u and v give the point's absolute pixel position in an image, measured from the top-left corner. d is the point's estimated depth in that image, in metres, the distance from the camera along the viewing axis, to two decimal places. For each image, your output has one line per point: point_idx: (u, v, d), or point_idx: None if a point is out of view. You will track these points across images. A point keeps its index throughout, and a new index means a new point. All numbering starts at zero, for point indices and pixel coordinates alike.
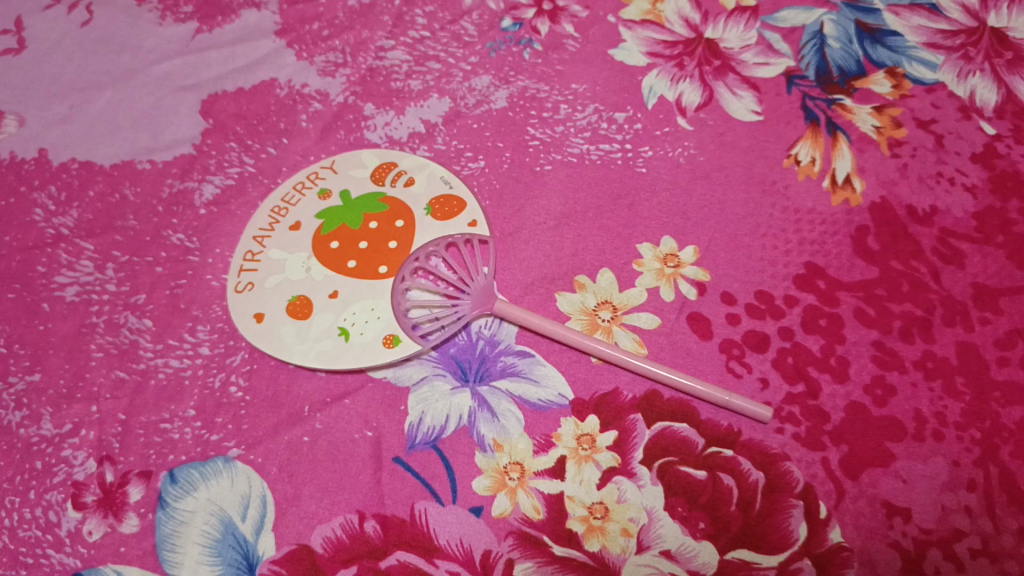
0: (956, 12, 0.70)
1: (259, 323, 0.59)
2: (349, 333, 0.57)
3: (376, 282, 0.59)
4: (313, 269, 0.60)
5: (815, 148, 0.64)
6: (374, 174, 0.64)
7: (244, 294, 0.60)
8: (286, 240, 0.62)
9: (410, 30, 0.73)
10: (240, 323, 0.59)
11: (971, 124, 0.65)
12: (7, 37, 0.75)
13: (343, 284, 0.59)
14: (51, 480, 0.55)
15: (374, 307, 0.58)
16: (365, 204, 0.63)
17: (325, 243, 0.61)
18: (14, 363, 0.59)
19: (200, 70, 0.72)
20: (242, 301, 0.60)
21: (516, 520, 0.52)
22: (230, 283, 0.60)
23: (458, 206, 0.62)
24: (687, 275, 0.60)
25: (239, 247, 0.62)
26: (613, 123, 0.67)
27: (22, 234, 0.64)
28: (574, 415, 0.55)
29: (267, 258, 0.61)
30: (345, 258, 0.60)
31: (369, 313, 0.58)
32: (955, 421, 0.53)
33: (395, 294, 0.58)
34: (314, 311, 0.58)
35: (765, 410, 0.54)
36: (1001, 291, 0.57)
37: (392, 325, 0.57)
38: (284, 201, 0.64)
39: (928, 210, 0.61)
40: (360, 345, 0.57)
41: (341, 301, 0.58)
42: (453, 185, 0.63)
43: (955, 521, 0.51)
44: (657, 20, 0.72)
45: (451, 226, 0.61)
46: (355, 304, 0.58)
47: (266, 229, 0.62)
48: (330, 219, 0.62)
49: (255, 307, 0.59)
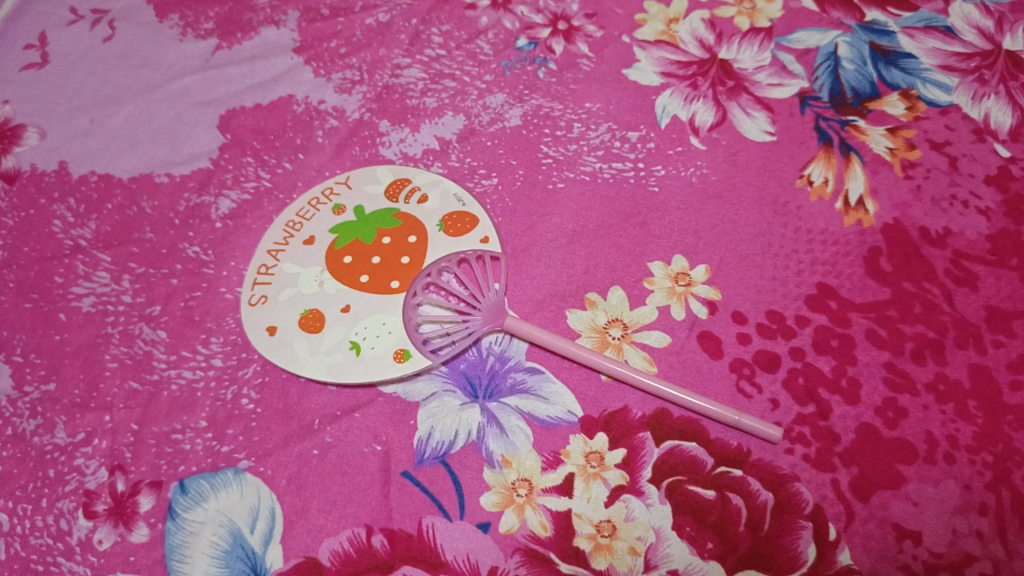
0: (971, 35, 0.71)
1: (272, 336, 0.59)
2: (360, 347, 0.58)
3: (388, 297, 0.59)
4: (326, 283, 0.60)
5: (828, 169, 0.65)
6: (389, 190, 0.65)
7: (258, 307, 0.60)
8: (300, 254, 0.62)
9: (426, 48, 0.74)
10: (253, 336, 0.59)
11: (986, 146, 0.65)
12: (31, 52, 0.76)
13: (356, 298, 0.60)
14: (63, 488, 0.55)
15: (385, 322, 0.58)
16: (378, 220, 0.63)
17: (338, 257, 0.62)
18: (30, 373, 0.60)
19: (220, 86, 0.73)
20: (255, 314, 0.60)
21: (523, 536, 0.52)
22: (244, 296, 0.61)
23: (470, 223, 0.62)
24: (698, 293, 0.60)
25: (254, 260, 0.63)
26: (626, 142, 0.67)
27: (41, 245, 0.65)
28: (583, 433, 0.55)
29: (281, 271, 0.61)
30: (358, 273, 0.61)
31: (380, 328, 0.58)
32: (967, 444, 0.53)
33: (407, 309, 0.59)
34: (326, 324, 0.59)
35: (775, 430, 0.53)
36: (1015, 314, 0.57)
37: (403, 339, 0.58)
38: (299, 215, 0.64)
39: (941, 231, 0.61)
40: (371, 359, 0.57)
41: (353, 314, 0.59)
42: (466, 202, 0.63)
43: (966, 545, 0.50)
44: (672, 40, 0.73)
45: (463, 242, 0.61)
46: (367, 318, 0.59)
47: (280, 242, 0.63)
48: (344, 234, 0.63)
49: (267, 320, 0.60)
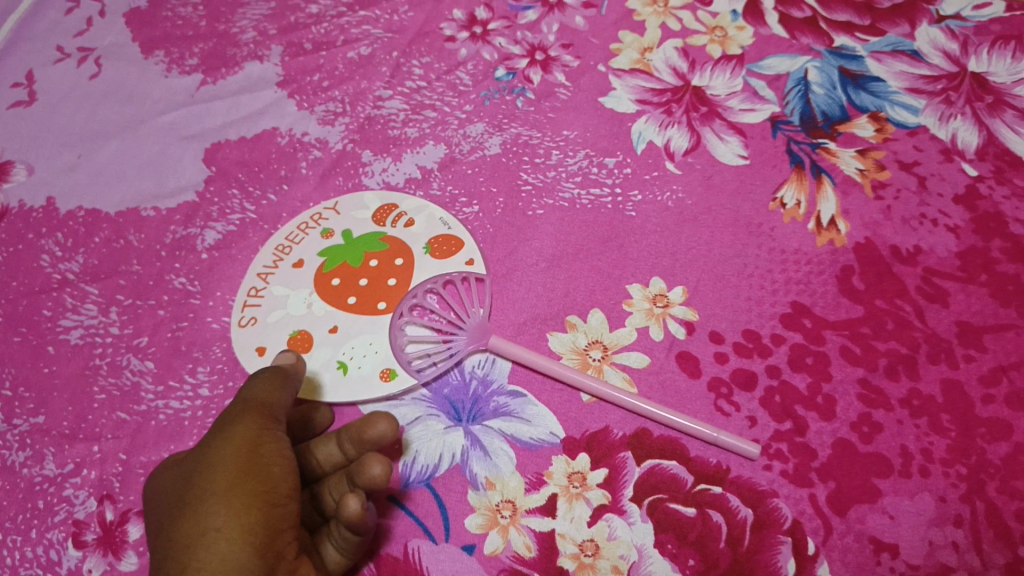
0: (937, 58, 0.73)
1: (260, 357, 0.61)
2: (348, 366, 0.60)
3: (375, 318, 0.62)
4: (314, 305, 0.63)
5: (800, 191, 0.66)
6: (376, 215, 0.67)
7: (246, 328, 0.62)
8: (289, 277, 0.64)
9: (407, 80, 0.76)
10: (242, 356, 0.61)
11: (954, 166, 0.66)
12: (19, 90, 0.77)
13: (343, 319, 0.62)
14: (52, 518, 0.56)
15: (372, 342, 0.61)
16: (366, 244, 0.66)
17: (326, 280, 0.64)
18: (19, 406, 0.61)
19: (205, 120, 0.74)
20: (244, 334, 0.62)
21: (508, 557, 0.53)
22: (234, 318, 0.63)
23: (456, 246, 0.65)
24: (676, 314, 0.61)
25: (243, 284, 0.65)
26: (603, 168, 0.69)
27: (29, 279, 0.66)
28: (566, 454, 0.56)
29: (270, 294, 0.64)
30: (345, 295, 0.63)
31: (367, 347, 0.61)
32: (941, 457, 0.54)
33: (393, 329, 0.61)
34: (315, 345, 0.61)
35: (752, 447, 0.55)
36: (985, 329, 0.58)
37: (389, 359, 0.60)
38: (288, 239, 0.67)
39: (912, 249, 0.62)
40: (358, 377, 0.60)
41: (341, 335, 0.61)
42: (452, 225, 0.66)
43: (942, 557, 0.51)
44: (646, 68, 0.75)
45: (448, 264, 0.64)
46: (354, 338, 0.61)
47: (269, 266, 0.65)
48: (332, 257, 0.65)
49: (256, 341, 0.62)
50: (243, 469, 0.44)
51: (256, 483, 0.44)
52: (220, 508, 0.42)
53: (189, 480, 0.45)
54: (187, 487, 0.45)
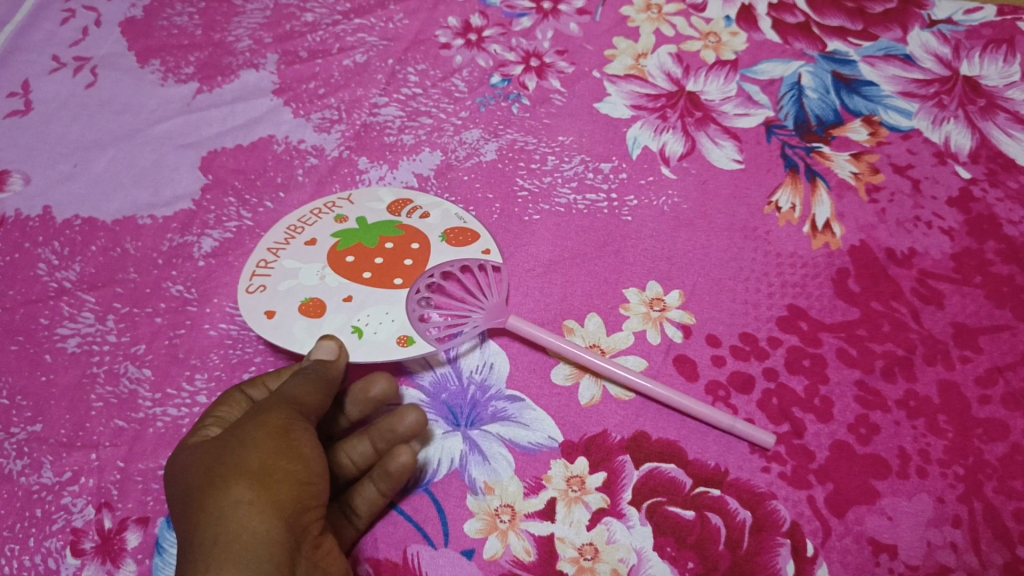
0: (929, 62, 0.73)
1: (270, 319, 0.60)
2: (362, 331, 0.60)
3: (392, 292, 0.62)
4: (327, 277, 0.63)
5: (795, 195, 0.66)
6: (391, 207, 0.67)
7: (254, 295, 0.62)
8: (301, 253, 0.64)
9: (403, 87, 0.76)
10: (251, 318, 0.60)
11: (947, 168, 0.67)
12: (14, 99, 0.77)
13: (358, 290, 0.62)
14: (50, 527, 0.56)
15: (388, 311, 0.61)
16: (380, 229, 0.66)
17: (341, 257, 0.64)
18: (16, 414, 0.60)
19: (201, 128, 0.74)
20: (253, 299, 0.61)
21: (507, 561, 0.53)
22: (242, 285, 0.62)
23: (471, 236, 0.65)
24: (673, 318, 0.61)
25: (253, 255, 0.64)
26: (599, 173, 0.69)
27: (26, 287, 0.66)
28: (564, 458, 0.56)
29: (280, 266, 0.63)
30: (360, 270, 0.63)
31: (383, 316, 0.60)
32: (939, 458, 0.54)
33: (410, 302, 0.61)
34: (327, 312, 0.61)
35: (767, 436, 0.55)
36: (980, 330, 0.59)
37: (406, 327, 0.60)
38: (301, 221, 0.66)
39: (906, 252, 0.63)
40: (373, 342, 0.59)
41: (354, 305, 0.61)
42: (467, 220, 0.66)
43: (941, 557, 0.51)
44: (641, 74, 0.75)
45: (465, 251, 0.64)
46: (368, 309, 0.61)
47: (281, 242, 0.65)
48: (346, 239, 0.65)
49: (266, 305, 0.61)
50: (282, 448, 0.46)
51: (287, 465, 0.46)
52: (253, 485, 0.44)
53: (219, 453, 0.47)
54: (219, 457, 0.46)
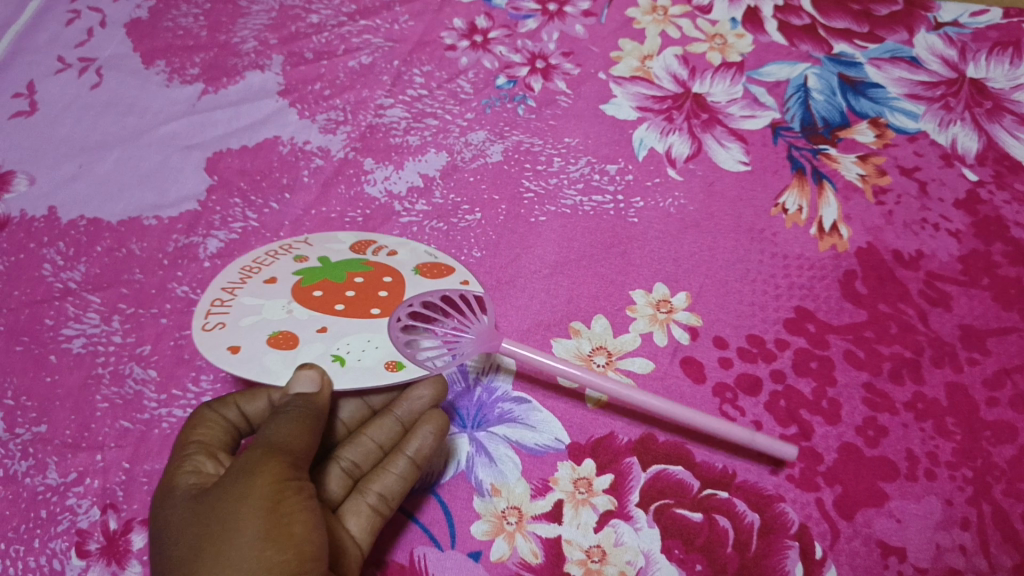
0: (936, 64, 0.73)
1: (235, 354, 0.56)
2: (345, 359, 0.56)
3: (370, 321, 0.59)
4: (295, 311, 0.59)
5: (802, 197, 0.66)
6: (354, 246, 0.65)
7: (213, 332, 0.58)
8: (259, 290, 0.61)
9: (408, 89, 0.76)
10: (212, 354, 0.56)
11: (953, 171, 0.67)
12: (20, 100, 0.77)
13: (333, 322, 0.59)
14: (55, 528, 0.55)
15: (369, 339, 0.58)
16: (346, 265, 0.63)
17: (306, 291, 0.60)
18: (21, 415, 0.60)
19: (206, 130, 0.74)
20: (212, 337, 0.57)
21: (514, 563, 0.52)
22: (198, 323, 0.58)
23: (447, 271, 0.63)
24: (680, 320, 0.61)
25: (207, 295, 0.60)
26: (605, 175, 0.69)
27: (31, 288, 0.66)
28: (571, 460, 0.56)
29: (239, 304, 0.60)
30: (331, 303, 0.60)
31: (365, 344, 0.58)
32: (947, 460, 0.54)
33: (391, 330, 0.59)
34: (301, 343, 0.57)
35: (789, 449, 0.53)
36: (988, 332, 0.59)
37: (393, 353, 0.57)
38: (256, 261, 0.63)
39: (914, 254, 0.63)
40: (358, 369, 0.56)
41: (331, 334, 0.58)
42: (439, 257, 0.64)
43: (950, 560, 0.51)
44: (647, 76, 0.75)
45: (443, 283, 0.62)
46: (346, 338, 0.58)
47: (236, 281, 0.61)
48: (309, 275, 0.62)
49: (229, 341, 0.57)
50: (272, 507, 0.45)
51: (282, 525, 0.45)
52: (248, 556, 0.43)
53: (209, 512, 0.46)
54: (209, 516, 0.45)
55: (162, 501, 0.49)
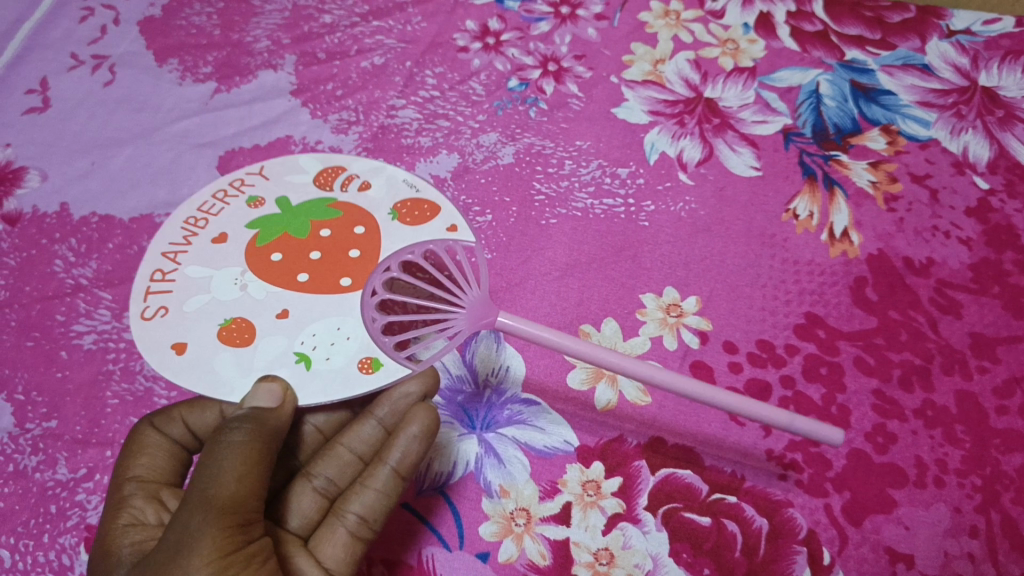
0: (948, 72, 0.73)
1: (181, 355, 0.53)
2: (310, 360, 0.53)
3: (340, 297, 0.55)
4: (249, 288, 0.55)
5: (813, 203, 0.66)
6: (318, 180, 0.61)
7: (154, 321, 0.54)
8: (207, 254, 0.57)
9: (421, 90, 0.76)
10: (157, 355, 0.53)
11: (965, 178, 0.67)
12: (33, 96, 0.77)
13: (293, 301, 0.55)
14: (65, 523, 0.56)
15: (340, 327, 0.54)
16: (309, 211, 0.59)
17: (263, 255, 0.57)
18: (31, 410, 0.60)
19: (219, 128, 0.75)
20: (156, 329, 0.54)
21: (522, 565, 0.53)
22: (138, 309, 0.55)
23: (430, 210, 0.60)
24: (690, 324, 0.61)
25: (146, 264, 0.56)
26: (616, 178, 0.69)
27: (42, 284, 0.66)
28: (580, 462, 0.56)
29: (183, 276, 0.56)
30: (294, 272, 0.56)
31: (333, 336, 0.54)
32: (956, 468, 0.54)
33: (364, 309, 0.55)
34: (258, 335, 0.54)
35: (836, 432, 0.53)
36: (998, 340, 0.59)
37: (364, 348, 0.54)
38: (202, 210, 0.59)
39: (924, 261, 0.63)
40: (326, 372, 0.53)
41: (292, 321, 0.54)
42: (419, 189, 0.61)
43: (958, 568, 0.51)
44: (658, 80, 0.75)
45: (424, 231, 0.58)
46: (310, 326, 0.54)
47: (180, 243, 0.57)
48: (265, 229, 0.58)
49: (175, 336, 0.54)
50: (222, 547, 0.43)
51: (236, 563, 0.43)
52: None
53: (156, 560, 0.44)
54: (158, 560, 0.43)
55: (103, 552, 0.48)
